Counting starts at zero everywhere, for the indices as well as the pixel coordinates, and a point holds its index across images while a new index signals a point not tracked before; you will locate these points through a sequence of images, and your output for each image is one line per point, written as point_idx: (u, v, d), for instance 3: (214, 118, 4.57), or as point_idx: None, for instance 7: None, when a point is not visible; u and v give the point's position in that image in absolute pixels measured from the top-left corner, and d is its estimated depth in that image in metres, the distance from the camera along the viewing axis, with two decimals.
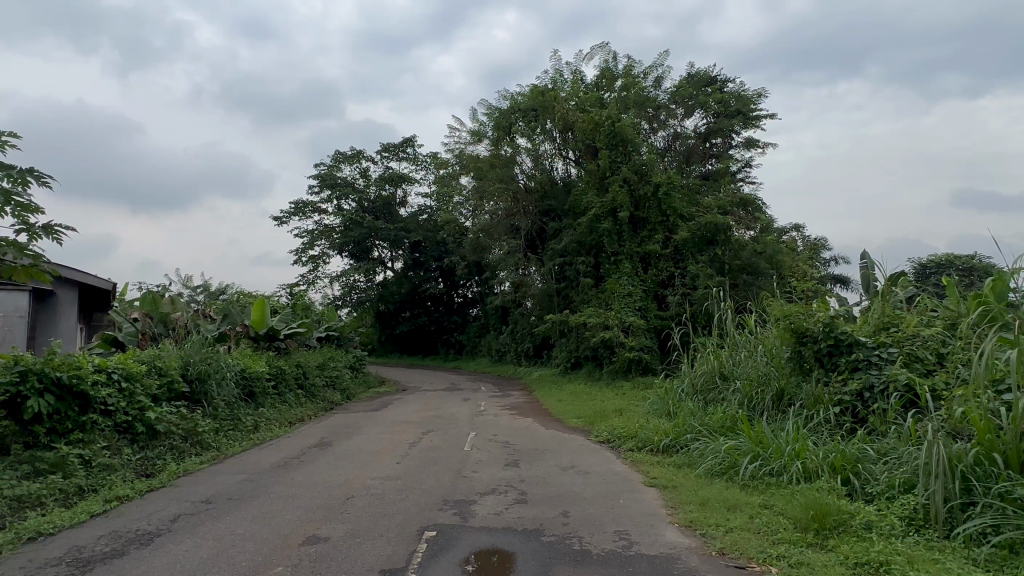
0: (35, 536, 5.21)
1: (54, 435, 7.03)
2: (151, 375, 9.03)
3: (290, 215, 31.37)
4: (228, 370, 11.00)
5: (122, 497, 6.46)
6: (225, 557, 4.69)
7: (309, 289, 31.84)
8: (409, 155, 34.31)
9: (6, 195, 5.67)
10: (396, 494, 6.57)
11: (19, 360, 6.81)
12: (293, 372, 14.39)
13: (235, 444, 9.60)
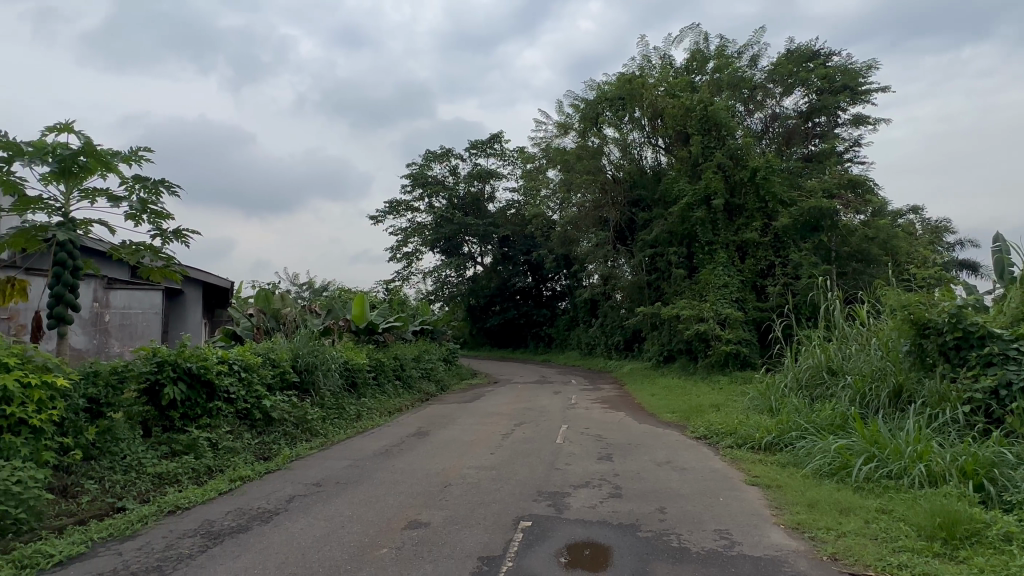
0: (173, 510, 5.82)
1: (186, 419, 7.78)
2: (266, 366, 9.78)
3: (385, 214, 32.64)
4: (333, 361, 11.69)
5: (245, 478, 7.06)
6: (336, 536, 5.01)
7: (404, 285, 33.01)
8: (496, 151, 34.73)
9: (144, 204, 6.65)
10: (491, 484, 6.71)
11: (157, 352, 7.53)
12: (392, 364, 15.07)
13: (340, 432, 10.23)
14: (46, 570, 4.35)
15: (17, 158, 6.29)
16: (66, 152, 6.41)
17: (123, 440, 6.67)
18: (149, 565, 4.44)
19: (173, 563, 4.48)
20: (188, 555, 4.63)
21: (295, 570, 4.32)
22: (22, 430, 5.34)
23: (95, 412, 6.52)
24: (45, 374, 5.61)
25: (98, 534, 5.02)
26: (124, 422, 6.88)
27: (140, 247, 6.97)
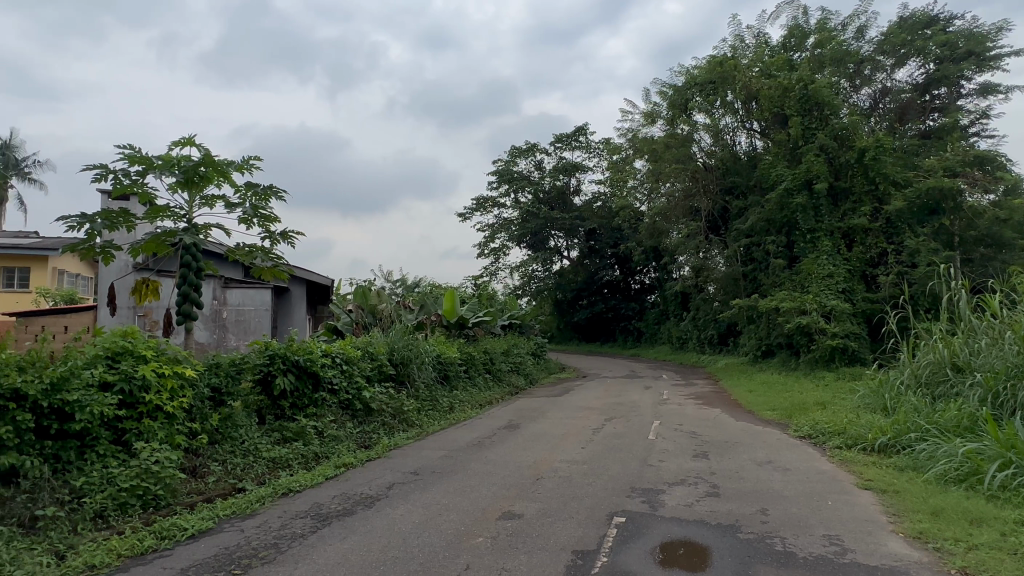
0: (286, 492, 6.26)
1: (295, 408, 8.34)
2: (365, 359, 10.29)
3: (472, 211, 33.30)
4: (427, 354, 12.11)
5: (349, 464, 7.46)
6: (434, 523, 5.19)
7: (492, 280, 33.53)
8: (582, 143, 34.44)
9: (255, 209, 7.21)
10: (583, 479, 6.69)
11: (268, 346, 8.11)
12: (482, 358, 15.39)
13: (434, 422, 10.59)
14: (181, 541, 4.82)
15: (149, 171, 7.00)
16: (189, 163, 7.04)
17: (242, 426, 7.25)
18: (268, 542, 4.80)
19: (288, 541, 4.83)
20: (301, 535, 4.97)
21: (397, 554, 4.53)
22: (158, 416, 5.95)
23: (217, 400, 7.14)
24: (176, 366, 6.21)
25: (223, 512, 5.50)
26: (242, 410, 7.47)
27: (253, 249, 7.56)
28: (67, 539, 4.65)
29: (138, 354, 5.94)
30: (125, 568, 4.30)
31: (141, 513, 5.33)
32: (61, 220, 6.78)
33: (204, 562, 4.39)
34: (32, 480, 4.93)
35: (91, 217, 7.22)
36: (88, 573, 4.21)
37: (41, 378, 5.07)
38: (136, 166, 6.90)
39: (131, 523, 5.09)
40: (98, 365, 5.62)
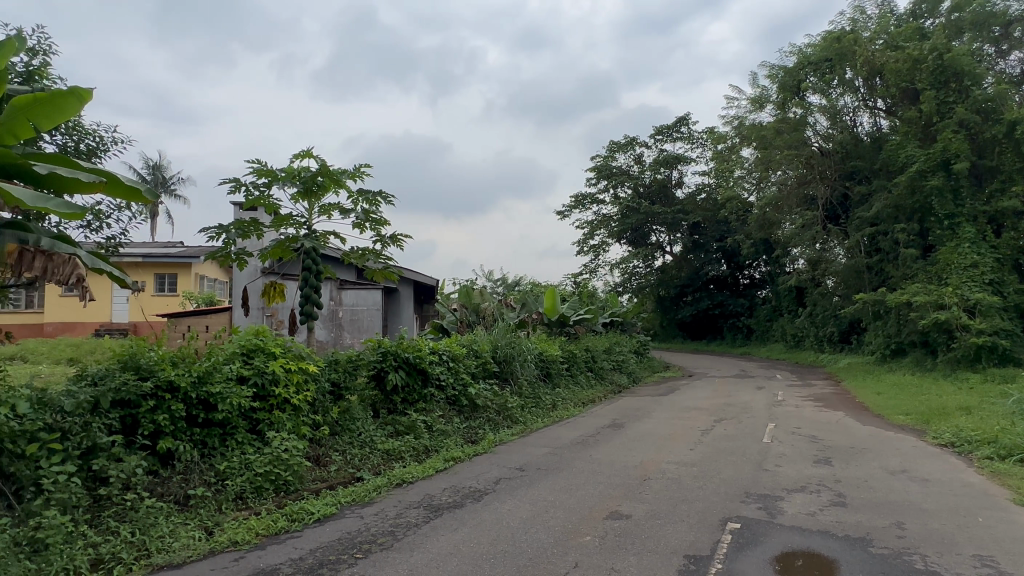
0: (401, 483, 6.57)
1: (406, 403, 8.73)
2: (470, 356, 10.57)
3: (570, 208, 33.18)
4: (529, 352, 12.23)
5: (457, 458, 7.71)
6: (541, 520, 5.23)
7: (592, 278, 33.23)
8: (683, 134, 33.22)
9: (366, 214, 7.63)
10: (693, 481, 6.45)
11: (381, 343, 8.55)
12: (584, 356, 15.30)
13: (538, 420, 10.66)
14: (309, 524, 5.21)
15: (274, 183, 7.63)
16: (308, 174, 7.59)
17: (358, 419, 7.71)
18: (385, 529, 5.07)
19: (404, 529, 5.07)
20: (415, 524, 5.20)
21: (506, 548, 4.60)
22: (287, 408, 6.49)
23: (337, 395, 7.64)
24: (300, 362, 6.73)
25: (345, 499, 5.88)
26: (359, 403, 7.95)
27: (365, 251, 8.02)
28: (213, 516, 5.16)
29: (268, 351, 6.49)
30: (263, 545, 4.71)
31: (275, 496, 5.81)
32: (202, 230, 7.57)
33: (329, 545, 4.71)
34: (184, 462, 5.53)
35: (227, 227, 7.99)
36: (233, 548, 4.65)
37: (189, 372, 5.67)
38: (263, 178, 7.55)
39: (266, 505, 5.56)
40: (236, 361, 6.22)
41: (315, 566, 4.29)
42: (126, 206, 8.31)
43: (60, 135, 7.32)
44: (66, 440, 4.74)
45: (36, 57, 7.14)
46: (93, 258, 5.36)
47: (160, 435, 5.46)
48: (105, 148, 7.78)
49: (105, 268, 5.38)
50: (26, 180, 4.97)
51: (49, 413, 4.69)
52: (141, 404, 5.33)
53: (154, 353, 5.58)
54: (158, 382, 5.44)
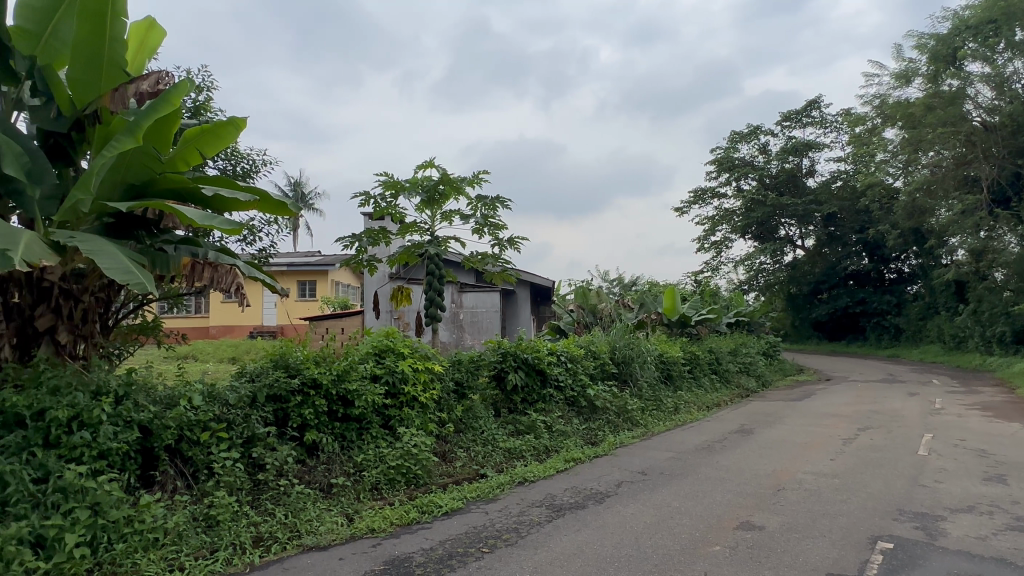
0: (523, 481, 6.69)
1: (526, 403, 8.88)
2: (588, 357, 10.52)
3: (689, 204, 31.89)
4: (648, 353, 11.92)
5: (577, 459, 7.70)
6: (666, 526, 5.09)
7: (715, 276, 31.69)
8: (815, 118, 30.74)
9: (486, 219, 7.92)
10: (834, 495, 5.93)
11: (501, 344, 8.78)
12: (707, 357, 14.65)
13: (659, 423, 10.36)
14: (438, 516, 5.46)
15: (400, 194, 8.12)
16: (430, 183, 7.98)
17: (481, 417, 7.96)
18: (509, 526, 5.19)
19: (527, 527, 5.16)
20: (538, 523, 5.27)
21: (630, 552, 4.52)
22: (414, 405, 6.87)
23: (460, 394, 7.96)
24: (427, 362, 7.11)
25: (470, 494, 6.10)
26: (481, 403, 8.20)
27: (484, 255, 8.31)
28: (353, 504, 5.58)
29: (398, 351, 6.93)
30: (398, 534, 5.01)
31: (406, 488, 6.15)
32: (338, 240, 8.25)
33: (457, 538, 4.91)
34: (327, 453, 6.03)
35: (359, 236, 8.64)
36: (371, 535, 4.99)
37: (330, 370, 6.18)
38: (390, 190, 8.06)
39: (398, 497, 5.91)
40: (369, 361, 6.70)
41: (444, 558, 4.49)
42: (274, 220, 9.23)
43: (221, 160, 8.31)
44: (231, 430, 5.36)
45: (201, 93, 8.16)
46: (248, 268, 6.02)
47: (307, 428, 6.00)
48: (257, 169, 8.71)
49: (259, 276, 6.02)
50: (195, 202, 5.69)
51: (217, 405, 5.36)
52: (290, 399, 5.89)
53: (300, 353, 6.14)
54: (304, 379, 5.98)
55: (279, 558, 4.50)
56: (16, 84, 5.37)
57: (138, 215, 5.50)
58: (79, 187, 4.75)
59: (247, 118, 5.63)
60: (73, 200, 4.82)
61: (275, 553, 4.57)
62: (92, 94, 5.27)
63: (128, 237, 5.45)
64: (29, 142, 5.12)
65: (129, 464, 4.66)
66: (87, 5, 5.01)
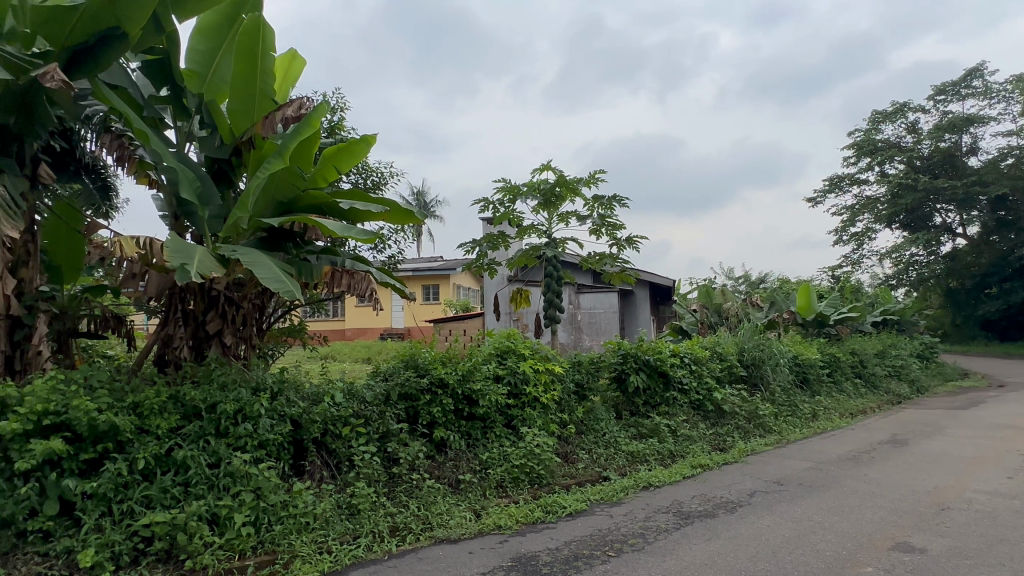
0: (647, 486, 6.52)
1: (649, 406, 8.66)
2: (714, 359, 10.04)
3: (824, 194, 29.40)
4: (782, 355, 11.13)
5: (705, 466, 7.37)
6: (809, 541, 4.72)
7: (856, 271, 28.91)
8: (977, 88, 27.07)
9: (603, 219, 7.89)
10: (1014, 518, 5.17)
11: (621, 345, 8.67)
12: (850, 361, 13.38)
13: (796, 430, 9.63)
14: (562, 517, 5.48)
15: (518, 198, 8.28)
16: (547, 186, 8.06)
17: (602, 420, 7.89)
18: (635, 531, 5.08)
19: (654, 533, 5.03)
20: (666, 529, 5.12)
21: (768, 567, 4.26)
22: (536, 405, 6.98)
23: (581, 395, 7.96)
24: (547, 363, 7.22)
25: (594, 496, 6.06)
26: (602, 405, 8.15)
27: (602, 255, 8.26)
28: (480, 500, 5.76)
29: (519, 352, 7.11)
30: (524, 532, 5.10)
31: (530, 488, 6.23)
32: (460, 245, 8.59)
33: (583, 539, 4.90)
34: (455, 450, 6.28)
35: (480, 241, 8.92)
36: (497, 531, 5.12)
37: (456, 371, 6.45)
38: (508, 195, 8.25)
39: (522, 495, 6.01)
40: (492, 361, 6.91)
41: (570, 558, 4.50)
42: (401, 229, 9.80)
43: (354, 175, 8.97)
44: (368, 425, 5.77)
45: (336, 114, 8.86)
46: (381, 274, 6.46)
47: (435, 425, 6.28)
48: (385, 182, 9.30)
49: (390, 282, 6.44)
50: (334, 215, 6.19)
51: (356, 402, 5.81)
52: (420, 397, 6.21)
53: (428, 354, 6.47)
54: (432, 379, 6.29)
55: (414, 548, 4.77)
56: (188, 119, 6.17)
57: (286, 229, 6.06)
58: (239, 206, 5.35)
59: (376, 134, 6.03)
60: (234, 218, 5.43)
61: (410, 543, 4.85)
62: (247, 123, 5.92)
63: (278, 249, 6.04)
64: (198, 168, 5.84)
65: (284, 454, 5.15)
66: (242, 44, 5.62)
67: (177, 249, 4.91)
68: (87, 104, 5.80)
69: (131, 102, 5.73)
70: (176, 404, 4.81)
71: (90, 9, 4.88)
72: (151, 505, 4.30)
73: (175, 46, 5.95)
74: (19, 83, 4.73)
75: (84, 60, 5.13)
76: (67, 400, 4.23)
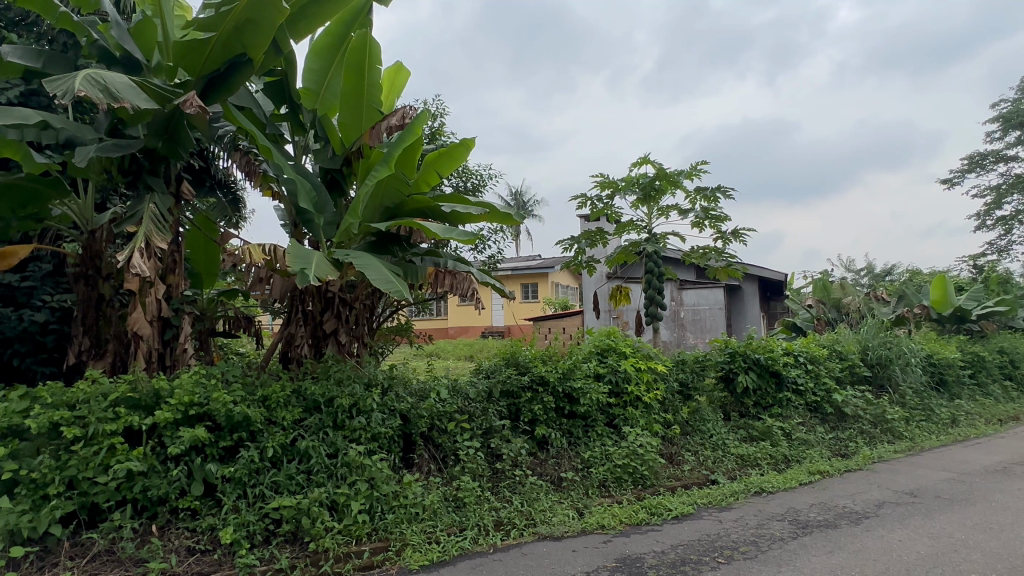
0: (759, 491, 6.18)
1: (760, 407, 8.23)
2: (833, 358, 9.35)
3: (963, 174, 26.31)
4: (913, 354, 10.09)
5: (824, 472, 6.88)
6: (949, 560, 4.26)
7: (1004, 259, 25.66)
8: None
9: (706, 212, 7.63)
10: None
11: (728, 344, 8.30)
12: (997, 360, 11.89)
13: (931, 437, 8.72)
14: (668, 519, 5.34)
15: (616, 193, 8.15)
16: (646, 180, 7.88)
17: (709, 421, 7.60)
18: (747, 538, 4.84)
19: (768, 542, 4.76)
20: (781, 538, 4.83)
21: None
22: (639, 404, 6.87)
23: (685, 395, 7.71)
24: (649, 362, 7.08)
25: (701, 500, 5.84)
26: (708, 405, 7.85)
27: (705, 250, 7.95)
28: (582, 499, 5.72)
29: (620, 350, 7.03)
30: (628, 533, 5.02)
31: (633, 488, 6.09)
32: (559, 243, 8.61)
33: (690, 544, 4.75)
34: (556, 448, 6.31)
35: (578, 238, 8.88)
36: (601, 531, 5.08)
37: (556, 369, 6.50)
38: (606, 190, 8.14)
39: (626, 496, 5.89)
40: (592, 360, 6.90)
41: (677, 562, 4.37)
42: (500, 229, 9.99)
43: (454, 178, 9.27)
44: (472, 421, 5.95)
45: (437, 120, 9.20)
46: (481, 274, 6.62)
47: (537, 422, 6.34)
48: (484, 184, 9.53)
49: (490, 281, 6.58)
50: (436, 218, 6.41)
51: (460, 399, 6.01)
52: (522, 395, 6.31)
53: (528, 352, 6.57)
54: (533, 377, 6.37)
55: (518, 543, 4.83)
56: (304, 134, 6.66)
57: (393, 232, 6.37)
58: (351, 213, 5.69)
59: (475, 137, 6.18)
60: (347, 224, 5.77)
61: (514, 538, 4.92)
62: (356, 134, 6.27)
63: (386, 251, 6.36)
64: (314, 178, 6.28)
65: (394, 447, 5.42)
66: (351, 60, 5.98)
67: (297, 254, 5.31)
68: (220, 125, 6.42)
69: (256, 121, 6.25)
70: (299, 398, 5.21)
71: (220, 40, 5.39)
72: (278, 490, 4.68)
73: (293, 67, 6.38)
74: (165, 111, 5.33)
75: (217, 85, 5.68)
76: (208, 392, 4.71)
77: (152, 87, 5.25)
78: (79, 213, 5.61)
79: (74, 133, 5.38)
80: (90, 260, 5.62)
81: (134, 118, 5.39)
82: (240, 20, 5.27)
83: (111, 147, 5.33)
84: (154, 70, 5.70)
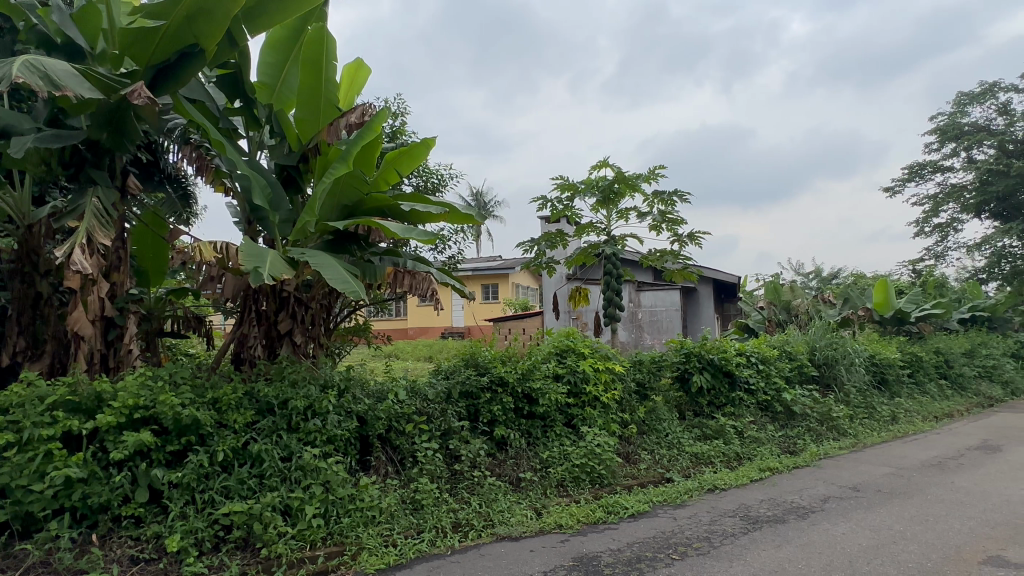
0: (712, 488, 6.34)
1: (713, 406, 8.44)
2: (783, 358, 9.67)
3: (903, 182, 27.59)
4: (857, 355, 10.52)
5: (774, 469, 7.10)
6: (888, 551, 4.46)
7: (940, 264, 27.03)
8: None
9: (663, 215, 7.79)
10: None
11: (684, 344, 8.48)
12: (934, 360, 12.52)
13: (873, 434, 9.12)
14: (624, 518, 5.42)
15: (576, 195, 8.22)
16: (605, 183, 7.98)
17: (664, 420, 7.74)
18: (700, 534, 4.95)
19: (721, 537, 4.88)
20: (732, 534, 4.96)
21: None
22: (597, 404, 6.96)
23: (642, 394, 7.84)
24: (607, 362, 7.17)
25: (656, 497, 5.95)
26: (664, 405, 8.00)
27: (662, 252, 8.11)
28: (540, 499, 5.75)
29: (578, 351, 7.09)
30: (585, 532, 5.07)
31: (591, 488, 6.15)
32: (519, 244, 8.62)
33: (646, 541, 4.83)
34: (515, 448, 6.32)
35: (538, 239, 8.91)
36: (558, 530, 5.11)
37: (515, 369, 6.51)
38: (566, 192, 8.20)
39: (583, 495, 5.95)
40: (551, 360, 6.94)
41: (632, 560, 4.45)
42: (461, 229, 9.94)
43: (415, 177, 9.18)
44: (431, 422, 5.90)
45: (397, 119, 9.10)
46: (441, 274, 6.58)
47: (496, 423, 6.34)
48: (445, 183, 9.48)
49: (450, 282, 6.55)
50: (396, 217, 6.34)
51: (419, 400, 5.96)
52: (481, 395, 6.29)
53: (488, 353, 6.56)
54: (492, 377, 6.36)
55: (476, 544, 4.83)
56: (259, 129, 6.49)
57: (351, 231, 6.27)
58: (307, 211, 5.57)
59: (436, 136, 6.15)
60: (302, 222, 5.65)
61: (472, 539, 4.91)
62: (314, 131, 6.15)
63: (343, 250, 6.25)
64: (270, 175, 6.12)
65: (350, 449, 5.33)
66: (308, 55, 5.87)
67: (251, 252, 5.16)
68: (169, 117, 6.19)
69: (208, 115, 6.06)
70: (251, 400, 5.07)
71: (170, 29, 5.19)
72: (229, 495, 4.55)
73: (247, 60, 6.21)
74: (111, 101, 5.09)
75: (166, 76, 5.47)
76: (155, 395, 4.52)
77: (96, 76, 4.99)
78: (16, 206, 5.21)
79: (9, 122, 5.11)
80: (27, 257, 5.35)
81: (76, 107, 5.14)
82: (192, 9, 5.09)
83: (52, 138, 5.08)
84: (98, 58, 5.43)
